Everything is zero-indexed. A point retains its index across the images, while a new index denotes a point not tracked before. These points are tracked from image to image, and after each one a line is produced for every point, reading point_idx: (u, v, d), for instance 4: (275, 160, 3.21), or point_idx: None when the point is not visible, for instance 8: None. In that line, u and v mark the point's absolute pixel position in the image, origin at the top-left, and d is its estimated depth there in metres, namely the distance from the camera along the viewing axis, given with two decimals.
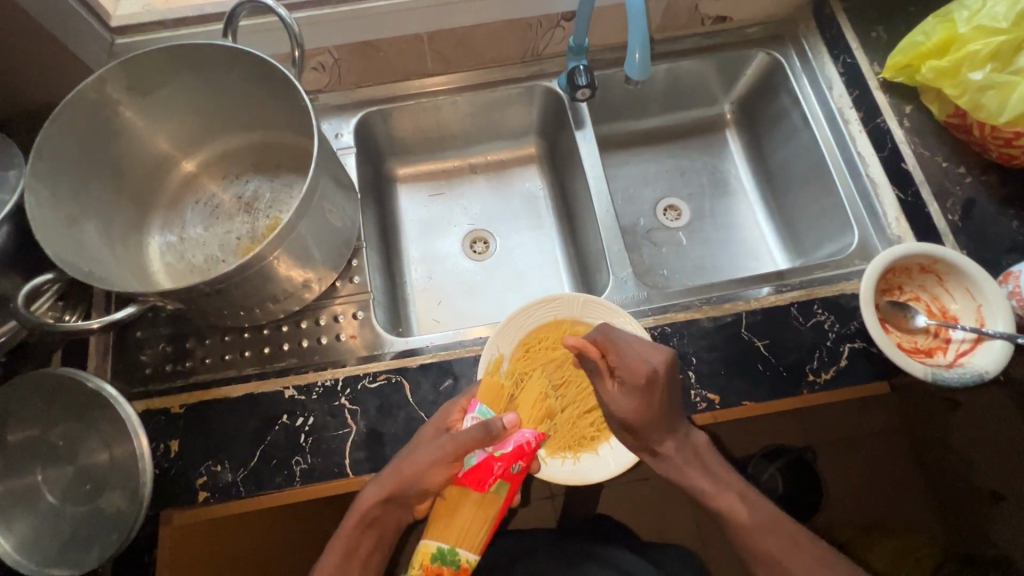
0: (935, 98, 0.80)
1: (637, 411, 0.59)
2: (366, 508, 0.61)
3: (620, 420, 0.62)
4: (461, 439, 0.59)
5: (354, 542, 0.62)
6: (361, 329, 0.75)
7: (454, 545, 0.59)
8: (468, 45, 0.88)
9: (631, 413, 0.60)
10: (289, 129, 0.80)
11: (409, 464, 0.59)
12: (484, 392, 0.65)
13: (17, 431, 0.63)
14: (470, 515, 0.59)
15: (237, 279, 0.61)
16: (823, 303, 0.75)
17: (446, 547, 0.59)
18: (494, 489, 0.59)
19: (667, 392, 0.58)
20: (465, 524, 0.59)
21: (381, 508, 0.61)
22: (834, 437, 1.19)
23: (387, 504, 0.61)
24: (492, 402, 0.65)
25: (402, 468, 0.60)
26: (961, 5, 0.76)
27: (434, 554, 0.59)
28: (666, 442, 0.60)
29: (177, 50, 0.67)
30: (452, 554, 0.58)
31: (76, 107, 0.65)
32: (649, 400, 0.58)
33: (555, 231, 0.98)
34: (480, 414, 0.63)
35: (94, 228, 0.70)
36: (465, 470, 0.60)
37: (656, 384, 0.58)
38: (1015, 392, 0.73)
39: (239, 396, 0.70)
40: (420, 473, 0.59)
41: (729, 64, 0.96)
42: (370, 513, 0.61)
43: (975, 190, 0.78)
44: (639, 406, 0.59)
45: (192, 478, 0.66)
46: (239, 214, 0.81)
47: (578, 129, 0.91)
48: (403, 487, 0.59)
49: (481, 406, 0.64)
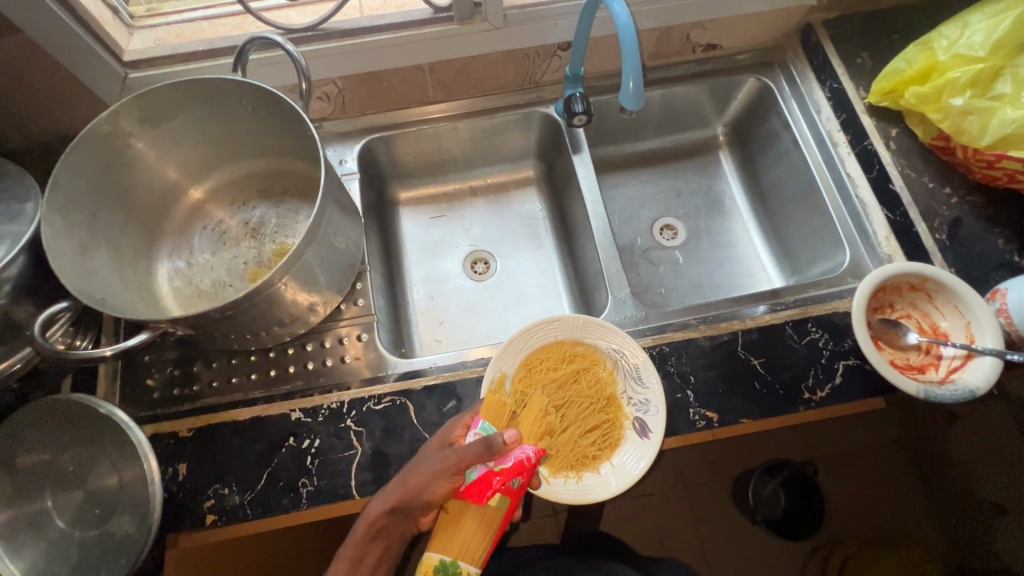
0: (919, 121, 0.83)
1: None
2: (372, 518, 0.62)
3: None
4: (463, 453, 0.59)
5: (360, 552, 0.63)
6: (366, 351, 0.77)
7: (456, 558, 0.59)
8: (468, 74, 0.91)
9: None
10: (294, 156, 0.82)
11: (412, 476, 0.61)
12: (487, 408, 0.66)
13: (28, 456, 0.64)
14: (471, 528, 0.60)
15: (247, 304, 0.63)
16: (817, 322, 0.76)
17: (449, 559, 0.59)
18: (494, 502, 0.60)
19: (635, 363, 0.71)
20: (466, 536, 0.60)
21: (387, 519, 0.62)
22: (834, 451, 1.20)
23: (393, 515, 0.62)
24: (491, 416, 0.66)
25: (406, 479, 0.61)
26: (940, 34, 0.80)
27: (437, 565, 0.59)
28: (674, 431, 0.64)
29: (188, 85, 0.69)
30: (454, 567, 0.59)
31: (91, 140, 0.67)
32: None
33: (554, 251, 1.00)
34: (483, 430, 0.64)
35: (105, 255, 0.72)
36: (466, 483, 0.61)
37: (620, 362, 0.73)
38: (1009, 405, 0.74)
39: (247, 419, 0.71)
40: (424, 485, 0.60)
41: (720, 88, 1.00)
42: (376, 523, 0.62)
43: (961, 209, 0.80)
44: None
45: (199, 501, 0.67)
46: (246, 239, 0.83)
47: (576, 153, 0.94)
48: (408, 498, 0.60)
49: (484, 422, 0.65)
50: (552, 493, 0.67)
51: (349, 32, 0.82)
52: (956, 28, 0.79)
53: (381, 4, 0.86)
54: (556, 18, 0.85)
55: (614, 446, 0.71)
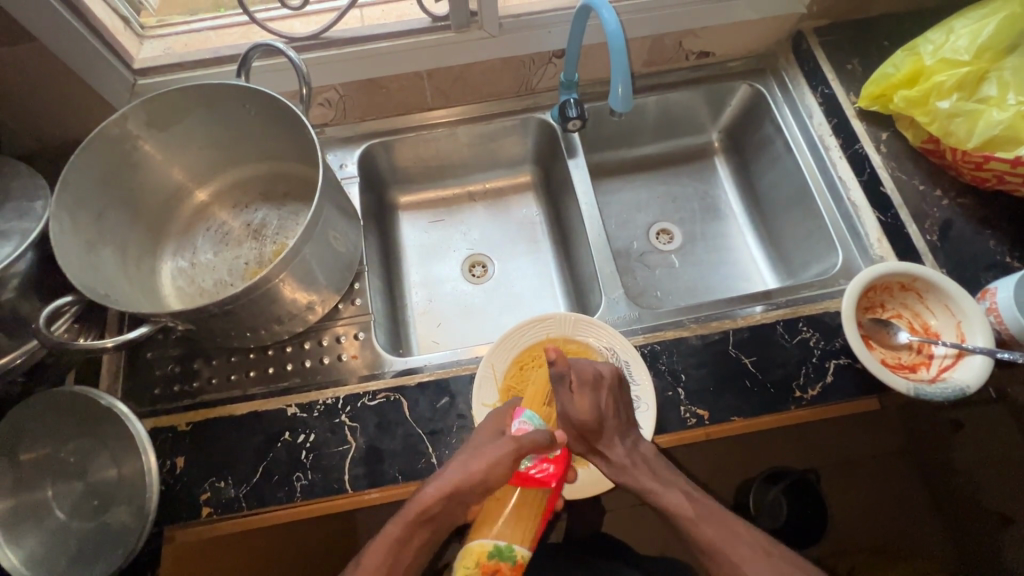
0: (909, 125, 0.84)
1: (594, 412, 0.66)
2: (428, 501, 0.62)
3: (579, 425, 0.67)
4: (525, 441, 0.64)
5: (408, 534, 0.62)
6: (362, 350, 0.78)
7: (511, 542, 0.63)
8: (465, 80, 0.93)
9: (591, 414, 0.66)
10: (296, 160, 0.85)
11: (478, 461, 0.63)
12: (528, 400, 0.70)
13: (31, 448, 0.66)
14: (523, 512, 0.65)
15: (244, 300, 0.64)
16: (808, 321, 0.77)
17: (503, 544, 0.63)
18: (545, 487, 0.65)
19: (616, 389, 0.68)
20: (520, 521, 0.64)
21: (442, 504, 0.62)
22: None
23: (448, 500, 0.63)
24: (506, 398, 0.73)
25: (469, 465, 0.63)
26: (926, 40, 0.81)
27: (491, 551, 0.63)
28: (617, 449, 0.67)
29: (192, 89, 0.71)
30: (509, 551, 0.63)
31: (99, 142, 0.69)
32: (602, 396, 0.67)
33: (550, 254, 1.02)
34: (528, 420, 0.68)
35: (111, 253, 0.75)
36: (520, 470, 0.65)
37: (606, 381, 0.68)
38: None
39: (244, 414, 0.72)
40: (491, 468, 0.62)
41: (714, 95, 1.01)
42: (431, 508, 0.62)
43: (952, 212, 0.81)
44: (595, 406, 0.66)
45: (196, 494, 0.68)
46: (247, 240, 0.85)
47: (571, 158, 0.96)
48: (471, 481, 0.62)
49: (527, 412, 0.69)
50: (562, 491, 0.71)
51: (349, 40, 0.84)
52: (942, 33, 0.80)
53: (382, 13, 0.89)
54: (550, 26, 0.87)
55: None
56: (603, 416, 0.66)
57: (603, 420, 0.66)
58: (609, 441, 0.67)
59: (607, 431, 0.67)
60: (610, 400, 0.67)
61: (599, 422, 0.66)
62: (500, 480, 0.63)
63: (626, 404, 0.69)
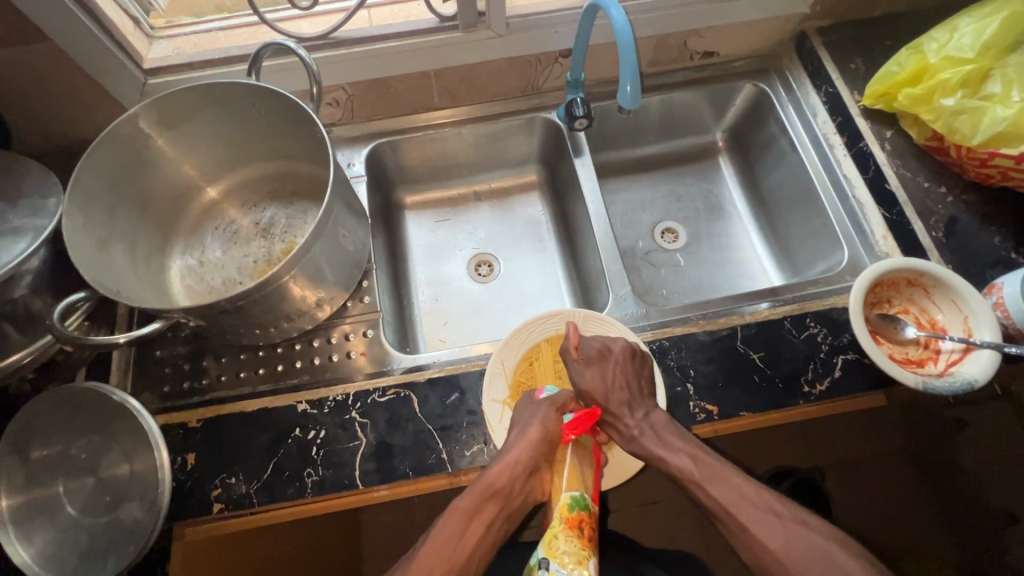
0: (913, 123, 0.85)
1: (599, 382, 0.71)
2: (493, 474, 0.64)
3: (587, 394, 0.72)
4: (557, 397, 0.72)
5: (477, 506, 0.63)
6: (371, 346, 0.78)
7: (582, 491, 0.67)
8: (471, 80, 0.94)
9: (597, 384, 0.71)
10: (304, 159, 0.85)
11: (533, 427, 0.67)
12: (543, 377, 0.76)
13: (42, 445, 0.66)
14: (581, 465, 0.69)
15: (256, 296, 0.65)
16: (816, 317, 0.77)
17: (577, 494, 0.66)
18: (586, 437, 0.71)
19: (624, 361, 0.70)
20: (581, 472, 0.68)
21: (508, 474, 0.64)
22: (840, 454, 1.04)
23: (514, 470, 0.65)
24: (513, 394, 0.74)
25: (526, 430, 0.67)
26: (930, 38, 0.82)
27: (570, 502, 0.65)
28: (625, 417, 0.69)
29: (204, 87, 0.72)
30: (584, 499, 0.66)
31: (112, 139, 0.70)
32: (608, 368, 0.70)
33: (556, 253, 1.02)
34: (550, 391, 0.73)
35: (121, 250, 0.75)
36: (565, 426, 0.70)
37: (612, 355, 0.71)
38: None
39: (254, 411, 0.73)
40: (543, 429, 0.67)
41: (718, 95, 1.02)
42: (496, 481, 0.64)
43: (957, 208, 0.82)
44: (601, 377, 0.71)
45: (207, 490, 0.68)
46: (256, 238, 0.86)
47: (577, 157, 0.97)
48: (533, 445, 0.66)
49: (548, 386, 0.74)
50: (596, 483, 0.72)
51: (358, 40, 0.85)
52: (946, 31, 0.81)
53: (389, 13, 0.90)
54: (556, 26, 0.88)
55: None
56: (608, 386, 0.70)
57: (608, 390, 0.70)
58: (617, 412, 0.69)
59: (613, 399, 0.70)
60: (618, 373, 0.70)
61: (604, 391, 0.70)
62: (555, 439, 0.68)
63: (640, 385, 0.70)
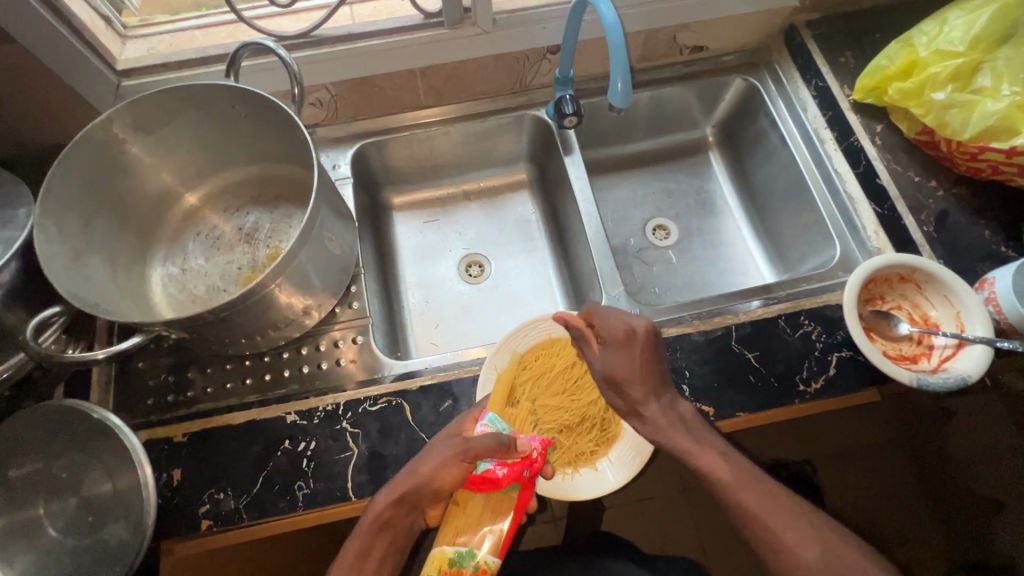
0: (903, 117, 0.85)
1: (624, 365, 0.62)
2: (377, 509, 0.61)
3: (608, 379, 0.63)
4: (473, 444, 0.60)
5: (366, 543, 0.61)
6: (361, 353, 0.77)
7: (471, 547, 0.58)
8: (457, 78, 0.92)
9: (620, 367, 0.62)
10: (288, 162, 0.82)
11: (421, 465, 0.61)
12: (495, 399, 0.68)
13: (20, 465, 0.63)
14: (488, 513, 0.59)
15: (240, 306, 0.63)
16: (810, 315, 0.77)
17: (463, 550, 0.58)
18: (508, 488, 0.59)
19: (649, 343, 0.61)
20: (483, 521, 0.59)
21: (394, 510, 0.61)
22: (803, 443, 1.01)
23: (399, 507, 0.61)
24: (520, 429, 0.71)
25: (416, 468, 0.61)
26: (920, 32, 0.82)
27: (450, 559, 0.57)
28: (651, 405, 0.61)
29: (181, 90, 0.69)
30: (470, 556, 0.57)
31: (84, 146, 0.67)
32: (632, 351, 0.61)
33: (548, 253, 1.01)
34: (490, 422, 0.64)
35: (99, 261, 0.72)
36: (473, 474, 0.60)
37: (636, 338, 0.62)
38: None
39: (242, 423, 0.71)
40: (434, 473, 0.60)
41: (708, 90, 1.01)
42: (384, 514, 0.61)
43: (948, 203, 0.82)
44: (624, 361, 0.62)
45: (194, 506, 0.66)
46: (240, 244, 0.83)
47: (567, 155, 0.95)
48: (416, 488, 0.60)
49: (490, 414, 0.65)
50: (570, 490, 0.69)
51: (340, 39, 0.83)
52: (935, 24, 0.81)
53: (372, 10, 0.87)
54: (544, 22, 0.86)
55: (611, 441, 0.72)
56: (634, 370, 0.61)
57: (633, 376, 0.61)
58: (642, 399, 0.61)
59: (639, 387, 0.61)
60: (644, 358, 0.61)
61: (629, 377, 0.61)
62: (448, 482, 0.60)
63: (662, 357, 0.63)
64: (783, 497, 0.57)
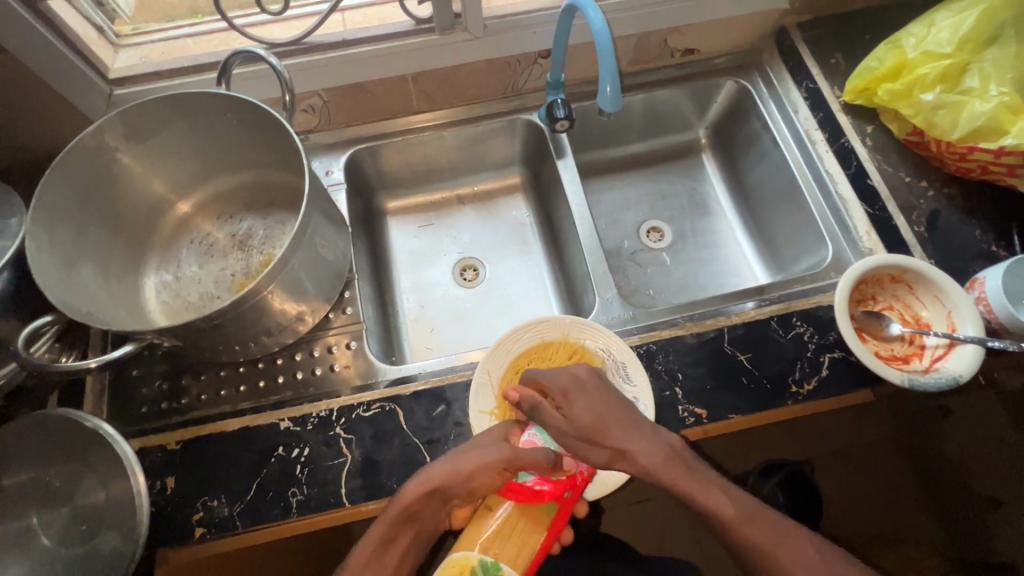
0: (893, 118, 0.85)
1: (590, 413, 0.63)
2: (406, 500, 0.61)
3: (581, 433, 0.62)
4: (522, 453, 0.63)
5: (392, 533, 0.61)
6: (355, 359, 0.77)
7: (496, 558, 0.59)
8: (449, 83, 0.92)
9: (586, 415, 0.63)
10: (280, 169, 0.83)
11: (464, 462, 0.62)
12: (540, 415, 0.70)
13: (14, 475, 0.64)
14: (519, 526, 0.61)
15: (232, 314, 0.63)
16: (802, 316, 0.77)
17: (489, 559, 0.59)
18: (547, 504, 0.62)
19: (598, 384, 0.66)
20: (515, 533, 0.61)
21: (423, 502, 0.61)
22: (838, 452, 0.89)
23: (429, 499, 0.62)
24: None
25: (456, 464, 0.62)
26: (908, 33, 0.82)
27: (475, 565, 0.59)
28: (631, 442, 0.61)
29: (173, 99, 0.70)
30: (494, 567, 0.59)
31: (75, 155, 0.67)
32: (590, 394, 0.64)
33: (542, 256, 1.01)
34: (537, 433, 0.67)
35: (91, 269, 0.72)
36: (513, 483, 0.63)
37: (585, 378, 0.66)
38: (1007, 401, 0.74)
39: (236, 430, 0.71)
40: (476, 472, 0.61)
41: (700, 92, 1.02)
42: (412, 505, 0.61)
43: (939, 202, 0.82)
44: (587, 405, 0.63)
45: (188, 514, 0.66)
46: (233, 251, 0.83)
47: (560, 158, 0.95)
48: (455, 482, 0.61)
49: (537, 426, 0.68)
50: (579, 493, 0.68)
51: (331, 45, 0.83)
52: (923, 26, 0.81)
53: (363, 16, 0.87)
54: (535, 27, 0.86)
55: None
56: (602, 413, 0.63)
57: (602, 415, 0.63)
58: (623, 437, 0.61)
59: (612, 424, 0.62)
60: (599, 395, 0.64)
61: (599, 419, 0.62)
62: (489, 485, 0.62)
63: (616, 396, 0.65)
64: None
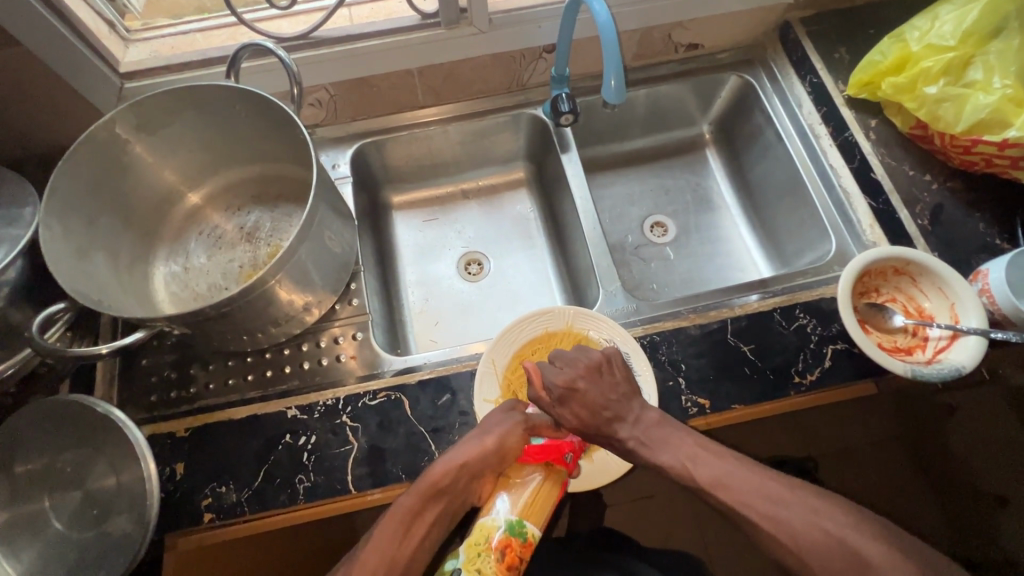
0: (897, 112, 0.86)
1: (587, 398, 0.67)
2: (436, 476, 0.64)
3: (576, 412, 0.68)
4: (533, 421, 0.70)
5: (421, 505, 0.63)
6: (361, 349, 0.78)
7: (522, 518, 0.66)
8: (455, 77, 0.93)
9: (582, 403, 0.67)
10: (288, 162, 0.84)
11: (488, 437, 0.66)
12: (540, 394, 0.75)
13: (26, 460, 0.65)
14: (540, 491, 0.67)
15: (241, 303, 0.64)
16: (805, 308, 0.78)
17: (514, 520, 0.65)
18: (558, 468, 0.68)
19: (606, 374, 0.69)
20: (536, 496, 0.67)
21: (453, 476, 0.64)
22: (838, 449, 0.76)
23: (459, 473, 0.65)
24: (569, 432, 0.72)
25: (481, 438, 0.66)
26: (912, 27, 0.83)
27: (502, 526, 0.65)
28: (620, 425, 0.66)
29: (183, 92, 0.71)
30: (520, 526, 0.65)
31: (88, 147, 0.68)
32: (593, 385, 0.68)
33: (546, 250, 1.02)
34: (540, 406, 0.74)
35: (103, 259, 0.73)
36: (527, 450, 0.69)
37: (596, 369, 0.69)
38: None
39: (243, 418, 0.72)
40: (499, 445, 0.66)
41: (704, 86, 1.02)
42: (440, 481, 0.64)
43: (942, 196, 0.82)
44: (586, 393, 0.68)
45: (197, 499, 0.67)
46: (241, 243, 0.84)
47: (564, 152, 0.96)
48: (482, 455, 0.65)
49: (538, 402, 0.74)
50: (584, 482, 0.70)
51: (339, 39, 0.84)
52: (928, 19, 0.82)
53: (370, 11, 0.88)
54: (539, 21, 0.87)
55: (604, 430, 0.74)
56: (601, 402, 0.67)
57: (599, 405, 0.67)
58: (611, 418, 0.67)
59: (608, 411, 0.66)
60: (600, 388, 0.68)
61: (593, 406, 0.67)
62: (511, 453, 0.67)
63: (614, 380, 0.68)
64: (775, 487, 0.58)
